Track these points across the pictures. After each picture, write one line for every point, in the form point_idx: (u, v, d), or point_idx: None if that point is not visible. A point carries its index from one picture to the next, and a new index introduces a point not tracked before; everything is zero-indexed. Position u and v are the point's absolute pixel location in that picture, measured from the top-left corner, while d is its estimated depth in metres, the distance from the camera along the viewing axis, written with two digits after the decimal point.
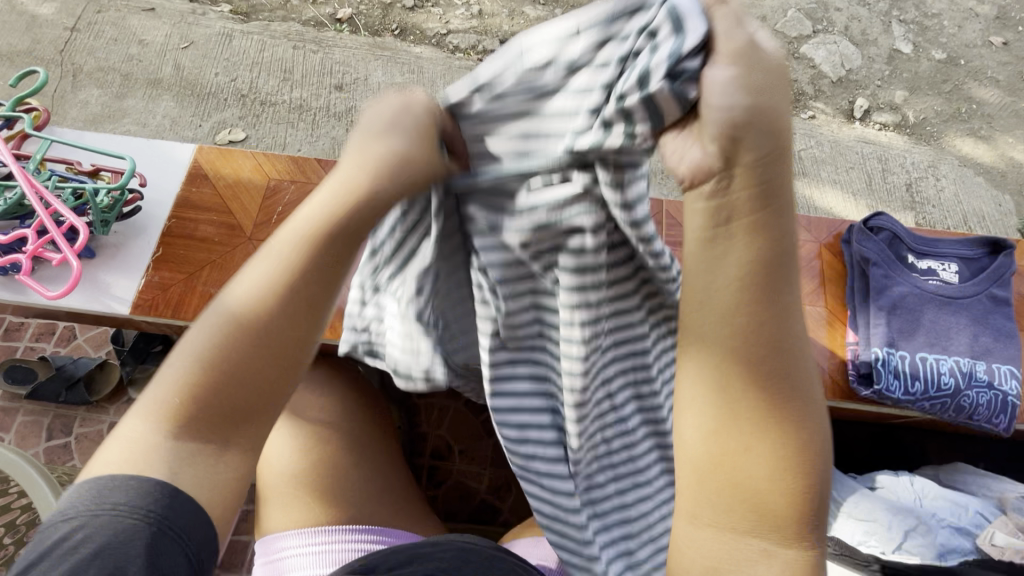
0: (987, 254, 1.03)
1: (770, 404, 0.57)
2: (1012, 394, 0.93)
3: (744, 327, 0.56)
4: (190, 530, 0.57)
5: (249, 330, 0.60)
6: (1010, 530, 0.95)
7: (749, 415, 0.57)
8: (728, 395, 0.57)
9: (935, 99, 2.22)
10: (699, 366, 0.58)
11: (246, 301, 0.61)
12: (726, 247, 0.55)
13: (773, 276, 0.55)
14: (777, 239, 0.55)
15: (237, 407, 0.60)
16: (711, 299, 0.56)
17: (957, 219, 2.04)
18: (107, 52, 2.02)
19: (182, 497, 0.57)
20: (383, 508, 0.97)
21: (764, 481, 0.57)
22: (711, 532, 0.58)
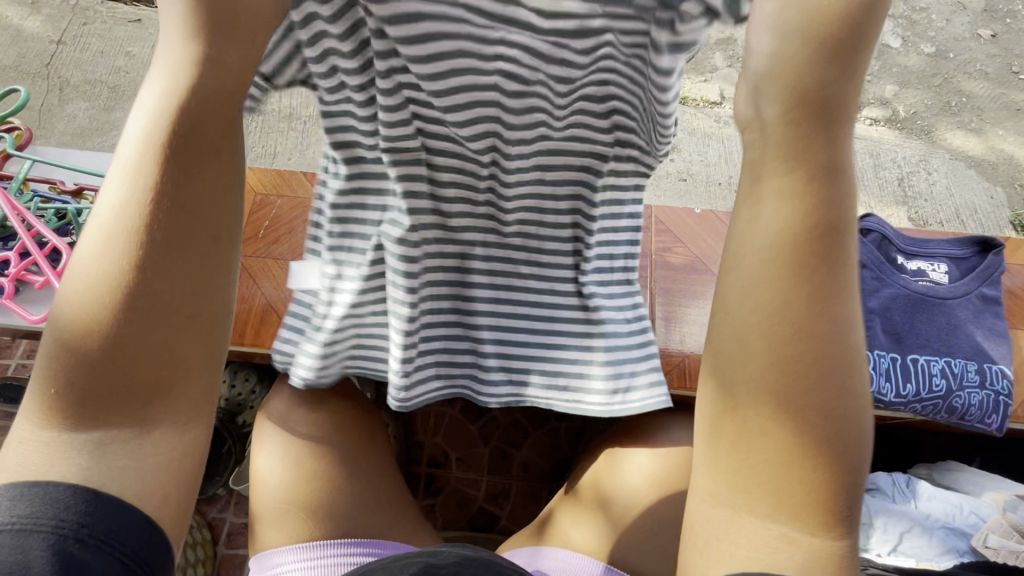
0: (977, 253, 1.02)
1: (804, 371, 0.45)
2: (1003, 393, 0.94)
3: (784, 281, 0.46)
4: (120, 534, 0.46)
5: (105, 297, 0.46)
6: (1005, 530, 0.95)
7: (773, 382, 0.46)
8: (752, 357, 0.46)
9: (924, 93, 2.22)
10: (728, 322, 0.48)
11: (91, 263, 0.46)
12: (765, 199, 0.47)
13: (824, 230, 0.46)
14: (826, 189, 0.45)
15: (109, 388, 0.46)
16: (750, 249, 0.47)
17: (948, 213, 2.04)
18: (94, 64, 2.01)
19: (103, 497, 0.46)
20: (377, 520, 0.96)
21: (786, 458, 0.46)
22: (725, 512, 0.48)
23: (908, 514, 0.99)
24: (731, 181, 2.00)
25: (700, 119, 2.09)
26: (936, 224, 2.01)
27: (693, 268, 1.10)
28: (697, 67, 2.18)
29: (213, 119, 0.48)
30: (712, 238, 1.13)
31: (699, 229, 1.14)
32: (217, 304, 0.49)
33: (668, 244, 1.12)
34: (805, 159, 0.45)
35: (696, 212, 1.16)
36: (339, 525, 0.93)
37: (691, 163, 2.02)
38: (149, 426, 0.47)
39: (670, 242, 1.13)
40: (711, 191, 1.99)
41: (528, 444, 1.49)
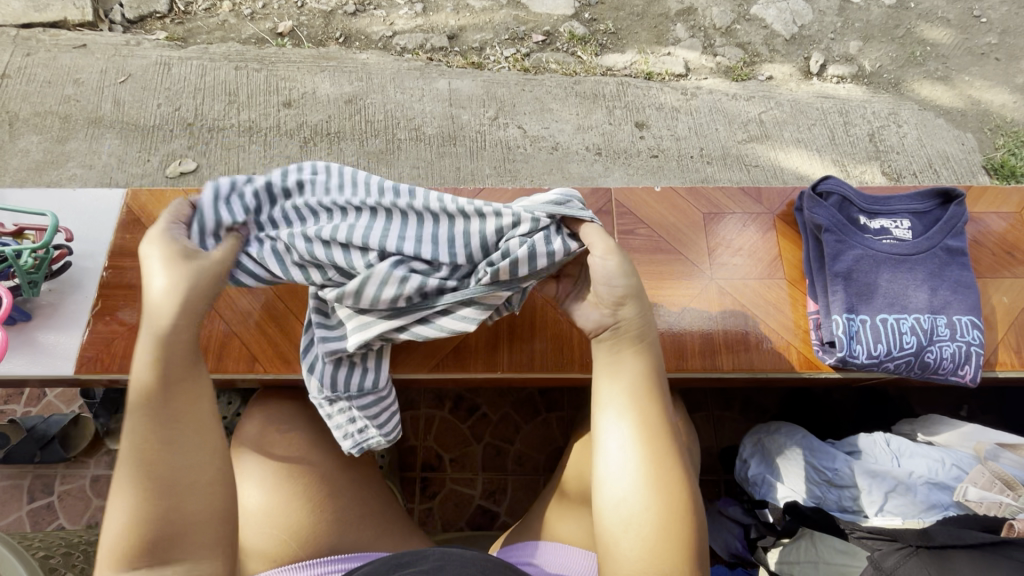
0: (939, 205, 1.02)
1: (675, 483, 0.74)
2: (975, 343, 0.94)
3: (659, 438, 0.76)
4: (189, 498, 0.64)
5: (176, 400, 0.67)
6: (987, 481, 0.96)
7: (668, 479, 0.74)
8: (661, 472, 0.74)
9: (888, 45, 2.21)
10: (638, 406, 0.78)
11: (143, 387, 0.67)
12: (622, 359, 0.82)
13: (653, 384, 0.80)
14: (649, 368, 0.82)
15: (186, 427, 0.67)
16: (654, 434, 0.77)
17: (922, 163, 2.03)
18: (42, 96, 1.95)
19: (176, 484, 0.64)
20: (362, 535, 0.95)
21: (666, 513, 0.72)
22: (658, 532, 0.71)
23: (891, 473, 1.01)
24: (702, 153, 1.99)
25: (666, 94, 2.07)
26: (910, 177, 2.01)
27: (659, 249, 1.09)
28: (659, 41, 2.15)
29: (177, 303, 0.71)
30: (675, 217, 1.11)
31: (661, 209, 1.12)
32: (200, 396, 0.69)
33: (632, 227, 1.10)
34: (628, 334, 0.83)
35: (658, 192, 1.14)
36: (325, 544, 0.92)
37: (661, 139, 2.00)
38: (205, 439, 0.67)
39: (633, 224, 1.11)
40: (684, 164, 1.97)
41: (521, 439, 1.48)
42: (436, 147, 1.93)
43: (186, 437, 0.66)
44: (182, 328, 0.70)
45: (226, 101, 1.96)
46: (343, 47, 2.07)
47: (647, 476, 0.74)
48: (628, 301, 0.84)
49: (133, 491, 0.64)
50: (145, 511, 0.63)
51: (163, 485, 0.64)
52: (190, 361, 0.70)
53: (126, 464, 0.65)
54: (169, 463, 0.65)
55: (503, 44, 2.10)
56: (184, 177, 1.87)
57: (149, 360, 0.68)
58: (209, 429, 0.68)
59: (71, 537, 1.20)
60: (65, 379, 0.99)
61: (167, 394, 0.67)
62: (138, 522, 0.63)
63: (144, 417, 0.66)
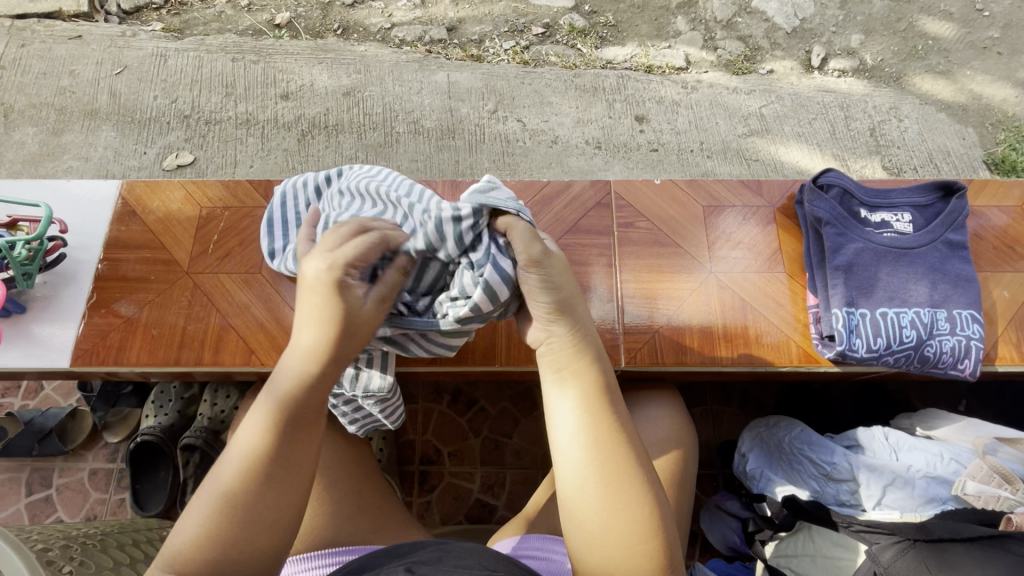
0: (940, 198, 1.02)
1: (636, 499, 0.70)
2: (974, 338, 0.94)
3: (614, 455, 0.72)
4: (262, 540, 0.66)
5: (290, 447, 0.69)
6: (985, 474, 0.95)
7: (628, 495, 0.70)
8: (619, 490, 0.70)
9: (890, 39, 2.19)
10: (591, 422, 0.73)
11: (267, 423, 0.69)
12: (572, 372, 0.77)
13: (606, 397, 0.75)
14: (600, 380, 0.77)
15: (286, 476, 0.68)
16: (610, 451, 0.72)
17: (922, 158, 2.02)
18: (37, 87, 1.93)
19: (255, 528, 0.66)
20: (361, 528, 0.95)
21: (629, 530, 0.69)
22: (621, 549, 0.69)
23: (889, 467, 1.00)
24: (702, 147, 1.98)
25: (666, 87, 2.06)
26: (910, 171, 2.00)
27: (658, 242, 1.08)
28: (659, 34, 2.13)
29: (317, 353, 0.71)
30: (674, 210, 1.11)
31: (661, 202, 1.11)
32: (312, 452, 0.71)
33: (631, 220, 1.10)
34: (576, 346, 0.78)
35: (657, 184, 1.13)
36: (324, 538, 0.91)
37: (661, 132, 1.99)
38: (299, 495, 0.69)
39: (632, 217, 1.10)
40: (684, 158, 1.96)
41: (520, 433, 1.48)
42: (435, 140, 1.92)
43: (287, 487, 0.68)
44: (318, 383, 0.71)
45: (223, 93, 1.94)
46: (341, 39, 2.06)
47: (604, 496, 0.70)
48: (561, 315, 0.78)
49: (218, 514, 0.65)
50: (221, 535, 0.65)
51: (244, 521, 0.66)
52: (312, 414, 0.71)
53: (221, 488, 0.67)
54: (256, 508, 0.66)
55: (502, 36, 2.09)
56: (181, 169, 1.85)
57: (279, 403, 0.70)
58: (304, 484, 0.70)
59: (69, 530, 1.19)
60: (61, 372, 0.98)
61: (286, 439, 0.69)
62: (211, 543, 0.65)
63: (256, 452, 0.68)
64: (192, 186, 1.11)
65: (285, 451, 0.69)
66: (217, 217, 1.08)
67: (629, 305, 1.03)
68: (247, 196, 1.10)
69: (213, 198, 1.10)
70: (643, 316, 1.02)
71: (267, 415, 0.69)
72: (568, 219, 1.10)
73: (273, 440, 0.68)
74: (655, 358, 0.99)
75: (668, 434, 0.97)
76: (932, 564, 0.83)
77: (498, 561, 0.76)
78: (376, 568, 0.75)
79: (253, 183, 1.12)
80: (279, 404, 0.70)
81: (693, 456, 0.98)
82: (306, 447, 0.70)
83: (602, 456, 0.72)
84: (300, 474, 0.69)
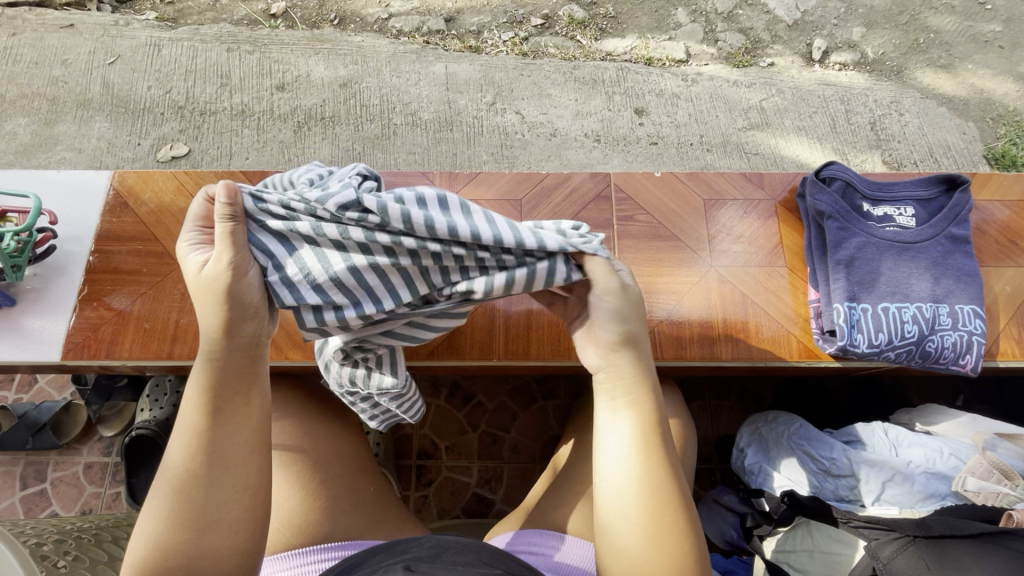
0: (943, 192, 1.01)
1: (674, 527, 0.71)
2: (977, 333, 0.93)
3: (660, 485, 0.72)
4: (218, 535, 0.66)
5: (222, 436, 0.69)
6: (984, 470, 0.95)
7: (666, 523, 0.71)
8: (661, 519, 0.71)
9: (892, 32, 2.17)
10: (637, 455, 0.73)
11: (192, 421, 0.70)
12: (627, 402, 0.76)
13: (652, 428, 0.75)
14: (651, 413, 0.76)
15: (228, 464, 0.68)
16: (655, 484, 0.72)
17: (923, 152, 2.01)
18: (29, 77, 1.90)
19: (208, 522, 0.66)
20: (357, 521, 0.94)
21: (668, 558, 0.70)
22: None
23: (889, 462, 1.00)
24: (702, 140, 1.96)
25: (666, 80, 2.04)
26: (911, 166, 1.99)
27: (658, 235, 1.07)
28: (659, 26, 2.11)
29: (217, 335, 0.71)
30: (675, 203, 1.09)
31: (661, 194, 1.10)
32: (246, 436, 0.70)
33: (631, 213, 1.08)
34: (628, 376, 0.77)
35: (658, 176, 1.11)
36: (319, 533, 0.90)
37: (661, 125, 1.97)
38: (245, 481, 0.69)
39: (632, 210, 1.08)
40: (683, 152, 1.95)
41: (517, 427, 1.47)
42: (432, 132, 1.90)
43: (230, 476, 0.68)
44: (228, 359, 0.71)
45: (218, 84, 1.91)
46: (338, 29, 2.03)
47: (643, 523, 0.71)
48: (626, 345, 0.77)
49: (167, 517, 0.66)
50: (176, 535, 0.65)
51: (193, 519, 0.66)
52: (241, 394, 0.71)
53: (163, 490, 0.67)
54: (204, 500, 0.67)
55: (501, 27, 2.06)
56: (176, 161, 1.83)
57: (197, 397, 0.70)
58: (249, 467, 0.69)
59: (63, 524, 1.18)
60: (53, 365, 0.97)
61: (215, 431, 0.69)
62: (163, 549, 0.65)
63: (192, 449, 0.68)
64: (184, 177, 1.09)
65: (223, 441, 0.69)
66: None
67: None
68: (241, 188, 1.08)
69: None
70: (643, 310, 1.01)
71: (193, 405, 0.69)
72: (567, 212, 1.08)
73: (205, 430, 0.69)
74: (655, 352, 0.98)
75: (666, 429, 0.96)
76: (933, 562, 0.83)
77: (494, 557, 0.76)
78: (371, 565, 0.74)
79: (246, 175, 1.10)
80: (202, 391, 0.70)
81: (691, 452, 0.97)
82: (241, 429, 0.70)
83: (649, 488, 0.72)
84: (240, 461, 0.69)
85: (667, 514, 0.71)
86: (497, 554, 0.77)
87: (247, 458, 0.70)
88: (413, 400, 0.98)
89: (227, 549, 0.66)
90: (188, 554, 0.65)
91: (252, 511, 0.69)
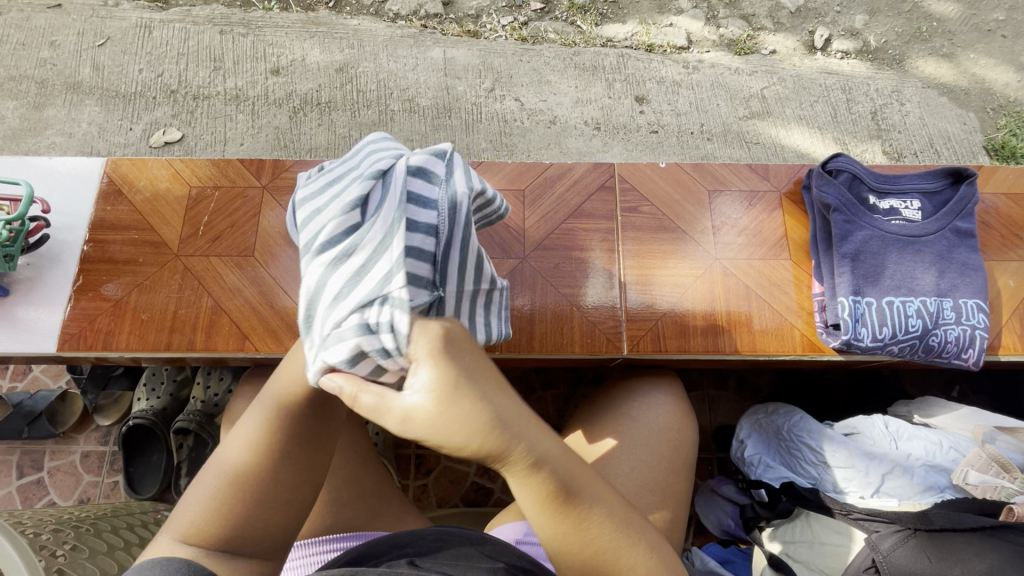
0: (950, 185, 1.00)
1: (621, 544, 0.67)
2: (980, 327, 0.93)
3: (575, 531, 0.66)
4: (267, 509, 0.72)
5: (296, 424, 0.76)
6: (984, 462, 0.96)
7: (608, 547, 0.67)
8: (596, 547, 0.66)
9: (895, 20, 2.14)
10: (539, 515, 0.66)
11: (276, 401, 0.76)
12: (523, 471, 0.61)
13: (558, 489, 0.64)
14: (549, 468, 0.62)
15: (294, 449, 0.75)
16: (574, 531, 0.66)
17: (923, 143, 2.00)
18: (16, 59, 1.86)
19: (262, 496, 0.72)
20: (360, 511, 0.94)
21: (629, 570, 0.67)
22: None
23: (889, 455, 1.01)
24: (703, 129, 1.94)
25: (667, 67, 2.01)
26: (911, 157, 1.98)
27: (662, 227, 1.06)
28: (661, 11, 2.07)
29: None
30: (679, 194, 1.08)
31: (665, 185, 1.09)
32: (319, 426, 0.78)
33: (637, 204, 1.07)
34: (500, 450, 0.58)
35: (662, 167, 1.10)
36: (321, 523, 0.90)
37: (661, 114, 1.95)
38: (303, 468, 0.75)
39: (636, 201, 1.07)
40: (683, 141, 1.93)
41: None
42: (430, 119, 1.87)
43: (294, 460, 0.75)
44: None
45: (211, 67, 1.87)
46: (333, 12, 1.98)
47: (576, 555, 0.67)
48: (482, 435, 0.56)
49: (230, 486, 0.72)
50: (230, 505, 0.71)
51: (253, 494, 0.72)
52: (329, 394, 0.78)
53: (230, 461, 0.74)
54: (266, 477, 0.73)
55: (500, 11, 2.02)
56: (169, 147, 1.80)
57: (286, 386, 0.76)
58: (313, 454, 0.77)
59: (63, 514, 1.18)
60: (49, 356, 0.96)
61: (291, 418, 0.75)
62: (220, 516, 0.71)
63: (263, 429, 0.75)
64: (180, 164, 1.07)
65: (297, 428, 0.76)
66: (207, 196, 1.05)
67: (631, 292, 1.01)
68: (238, 175, 1.06)
69: (203, 177, 1.06)
70: (645, 302, 1.00)
71: (279, 394, 0.76)
72: (570, 203, 1.07)
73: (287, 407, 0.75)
74: (658, 345, 0.98)
75: (670, 421, 0.97)
76: (932, 554, 0.84)
77: (499, 549, 0.76)
78: (375, 557, 0.75)
79: (244, 162, 1.08)
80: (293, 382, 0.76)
81: (694, 441, 0.98)
82: (310, 426, 0.76)
83: (568, 534, 0.66)
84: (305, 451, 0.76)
85: (605, 541, 0.67)
86: (503, 546, 0.77)
87: (313, 447, 0.77)
88: None
89: (269, 526, 0.72)
90: (235, 524, 0.71)
91: (305, 499, 0.75)
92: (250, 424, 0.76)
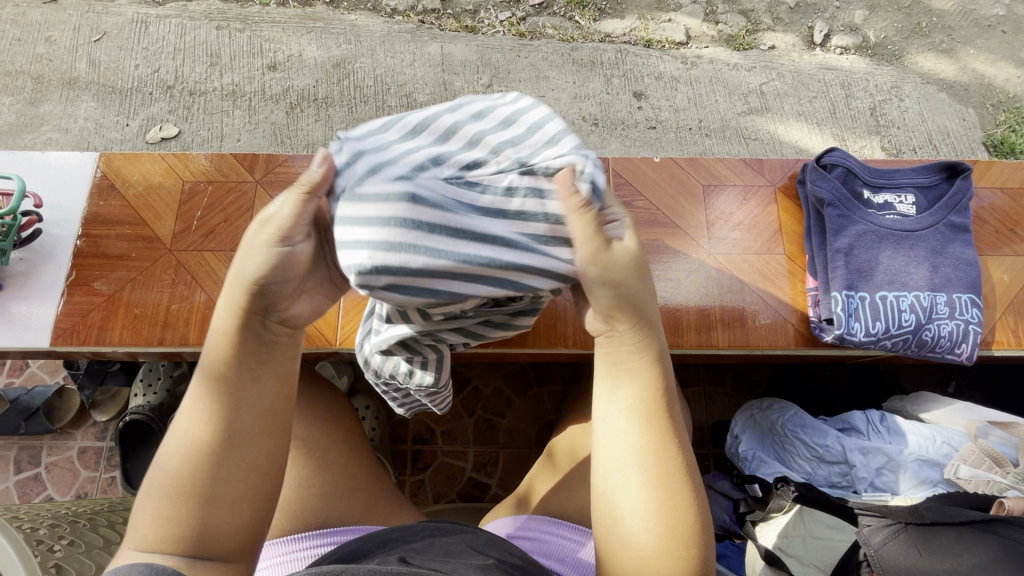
0: (944, 179, 1.00)
1: (676, 494, 0.64)
2: (973, 322, 0.93)
3: (653, 456, 0.65)
4: (222, 509, 0.62)
5: (238, 406, 0.63)
6: (977, 457, 0.98)
7: (669, 492, 0.64)
8: (661, 482, 0.64)
9: (895, 15, 2.13)
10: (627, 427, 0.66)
11: (207, 387, 0.64)
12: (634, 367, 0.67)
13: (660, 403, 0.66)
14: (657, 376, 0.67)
15: (239, 436, 0.63)
16: (649, 456, 0.65)
17: (922, 138, 2.00)
18: (12, 54, 1.85)
19: (212, 496, 0.62)
20: (353, 505, 0.94)
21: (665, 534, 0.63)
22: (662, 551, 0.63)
23: (882, 450, 1.01)
24: (701, 125, 1.94)
25: (666, 63, 2.00)
26: (910, 153, 1.97)
27: (657, 223, 1.05)
28: (659, 7, 2.06)
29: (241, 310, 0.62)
30: (673, 189, 1.08)
31: (661, 180, 1.08)
32: (266, 402, 0.64)
33: (632, 199, 1.07)
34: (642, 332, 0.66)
35: (656, 162, 1.10)
36: (314, 517, 0.91)
37: (659, 109, 1.95)
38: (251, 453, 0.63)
39: (630, 195, 1.07)
40: (682, 136, 1.92)
41: (513, 412, 1.48)
42: None
43: (242, 447, 0.63)
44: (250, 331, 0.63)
45: (208, 62, 1.87)
46: (330, 7, 1.97)
47: (648, 490, 0.64)
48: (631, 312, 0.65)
49: (172, 488, 0.62)
50: (179, 509, 0.61)
51: (202, 492, 0.62)
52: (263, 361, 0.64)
53: (169, 462, 0.63)
54: (212, 472, 0.62)
55: (498, 7, 2.01)
56: (166, 142, 1.79)
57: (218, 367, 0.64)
58: (267, 436, 0.64)
59: (59, 509, 1.18)
60: (42, 351, 0.96)
61: (232, 400, 0.63)
62: (168, 520, 0.61)
63: (203, 419, 0.63)
64: (174, 159, 1.06)
65: (240, 412, 0.63)
66: (200, 192, 1.04)
67: None
68: (232, 170, 1.06)
69: (197, 171, 1.06)
70: None
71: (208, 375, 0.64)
72: None
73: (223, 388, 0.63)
74: None
75: None
76: (921, 547, 0.85)
77: (491, 545, 0.76)
78: (367, 553, 0.75)
79: (238, 156, 1.08)
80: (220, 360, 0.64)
81: None
82: (249, 405, 0.64)
83: (642, 459, 0.64)
84: (255, 435, 0.64)
85: (667, 480, 0.64)
86: (495, 540, 0.78)
87: (265, 428, 0.64)
88: (447, 398, 0.97)
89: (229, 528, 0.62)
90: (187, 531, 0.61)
91: (262, 487, 0.64)
92: (185, 416, 0.64)
